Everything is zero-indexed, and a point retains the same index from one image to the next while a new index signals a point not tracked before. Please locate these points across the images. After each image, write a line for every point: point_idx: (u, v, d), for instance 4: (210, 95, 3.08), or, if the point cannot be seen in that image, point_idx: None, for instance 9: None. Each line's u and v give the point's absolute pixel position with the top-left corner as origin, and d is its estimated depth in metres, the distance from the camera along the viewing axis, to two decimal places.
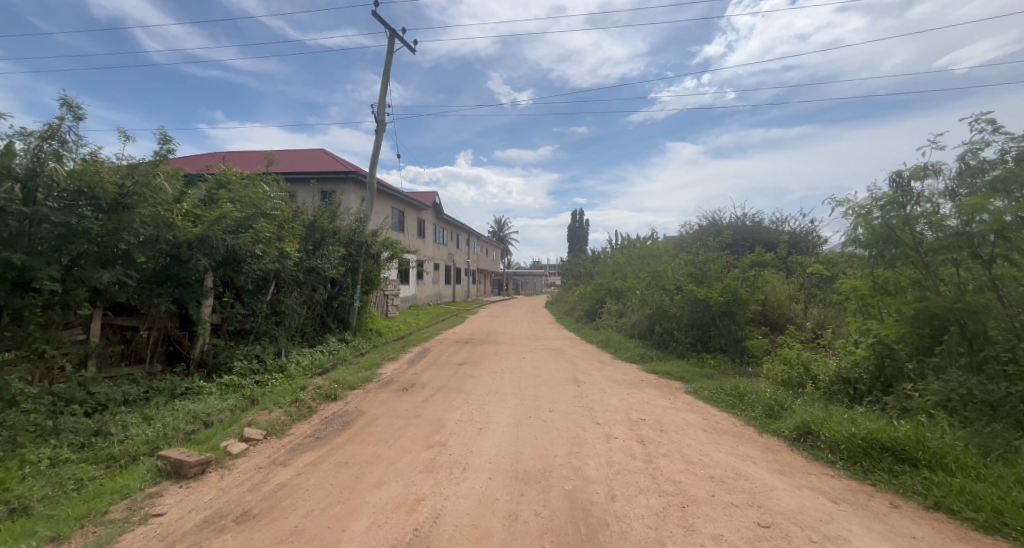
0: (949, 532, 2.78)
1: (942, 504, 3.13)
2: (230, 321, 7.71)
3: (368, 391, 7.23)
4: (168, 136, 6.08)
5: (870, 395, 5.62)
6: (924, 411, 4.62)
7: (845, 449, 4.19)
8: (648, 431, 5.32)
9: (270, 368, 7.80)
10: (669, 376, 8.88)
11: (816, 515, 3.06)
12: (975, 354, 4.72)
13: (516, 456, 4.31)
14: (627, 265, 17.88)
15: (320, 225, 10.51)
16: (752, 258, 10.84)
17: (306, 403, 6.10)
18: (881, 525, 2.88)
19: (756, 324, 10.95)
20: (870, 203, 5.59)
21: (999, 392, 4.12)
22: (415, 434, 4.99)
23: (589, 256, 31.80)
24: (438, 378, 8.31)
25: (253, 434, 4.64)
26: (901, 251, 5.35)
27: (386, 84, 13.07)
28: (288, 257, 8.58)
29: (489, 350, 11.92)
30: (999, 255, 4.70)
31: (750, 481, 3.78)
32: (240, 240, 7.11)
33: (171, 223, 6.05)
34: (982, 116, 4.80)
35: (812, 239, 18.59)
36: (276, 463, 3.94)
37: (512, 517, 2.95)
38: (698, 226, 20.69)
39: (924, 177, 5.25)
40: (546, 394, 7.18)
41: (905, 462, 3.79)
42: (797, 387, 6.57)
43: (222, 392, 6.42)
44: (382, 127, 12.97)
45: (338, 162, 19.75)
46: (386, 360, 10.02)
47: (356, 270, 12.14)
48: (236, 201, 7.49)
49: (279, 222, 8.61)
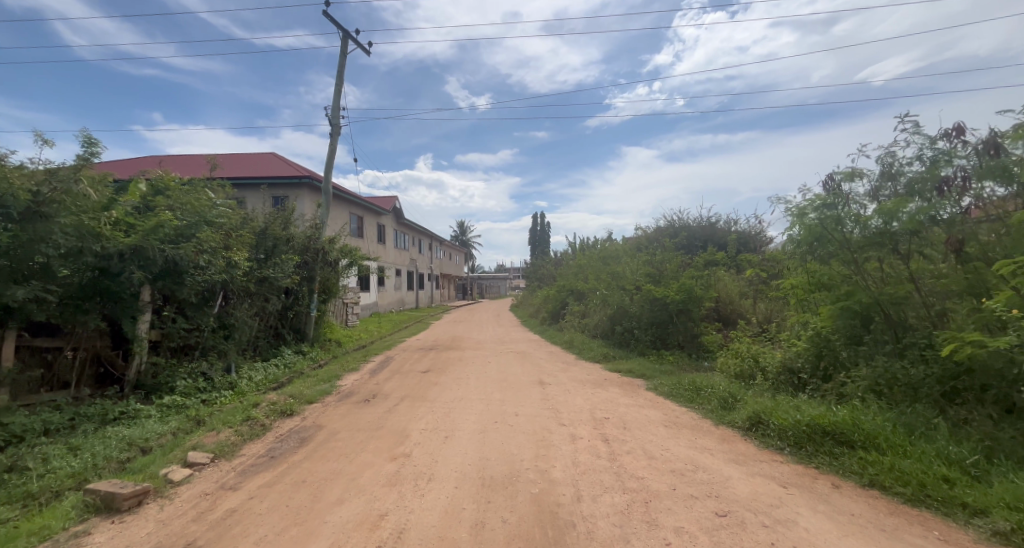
0: (883, 507, 3.00)
1: (876, 481, 3.39)
2: (171, 337, 7.14)
3: (328, 404, 6.96)
4: (93, 139, 5.60)
5: (812, 383, 6.00)
6: (856, 395, 5.00)
7: (792, 435, 4.45)
8: (612, 429, 5.44)
9: (218, 386, 7.31)
10: (631, 373, 9.13)
11: (768, 500, 3.22)
12: (899, 341, 5.17)
13: (482, 463, 4.26)
14: (588, 265, 18.25)
15: (272, 233, 10.08)
16: (704, 257, 11.43)
17: (258, 421, 5.77)
18: (825, 505, 3.07)
19: (710, 319, 11.46)
20: (807, 204, 5.97)
21: (919, 375, 4.52)
22: (378, 447, 4.83)
23: (551, 258, 32.14)
24: (401, 387, 8.10)
25: (198, 458, 4.32)
26: (834, 249, 5.72)
27: (340, 86, 12.74)
28: (236, 267, 8.06)
29: (453, 356, 11.79)
30: (914, 250, 5.17)
31: (708, 472, 3.92)
32: (181, 250, 6.56)
33: (98, 233, 5.56)
34: (905, 118, 5.25)
35: (759, 238, 19.73)
36: (224, 487, 3.69)
37: (479, 526, 2.91)
38: (654, 227, 21.43)
39: (853, 180, 5.70)
40: (512, 398, 7.18)
41: (844, 444, 4.08)
42: (748, 379, 6.91)
43: (163, 414, 5.95)
44: (337, 129, 12.62)
45: (290, 166, 19.01)
46: (346, 371, 9.65)
47: (312, 279, 11.67)
48: (176, 209, 6.96)
49: (226, 230, 8.11)
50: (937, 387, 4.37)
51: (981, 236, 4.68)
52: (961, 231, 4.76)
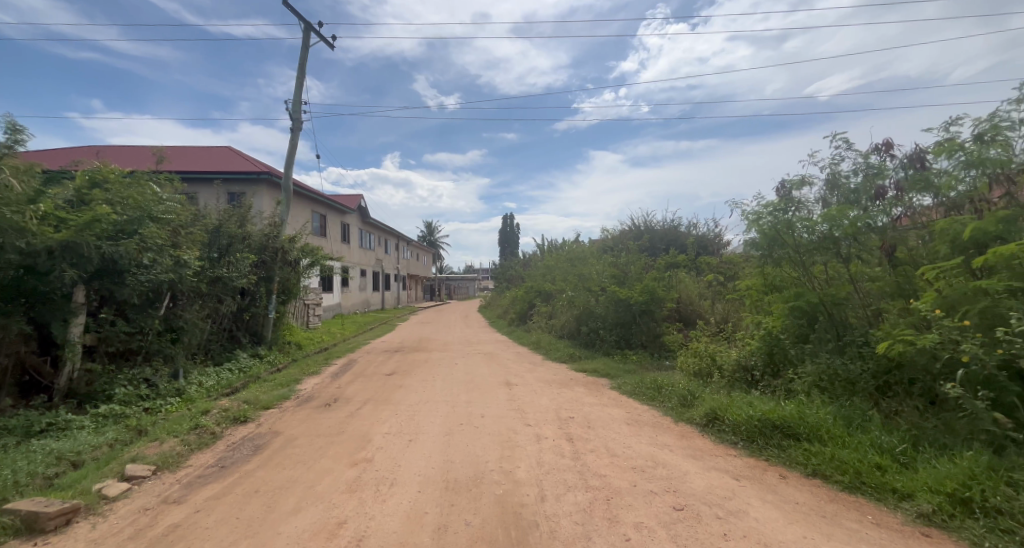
0: (825, 495, 3.20)
1: (818, 470, 3.61)
2: (110, 341, 6.65)
3: (286, 409, 6.68)
4: (17, 126, 5.14)
5: (763, 379, 6.32)
6: (802, 390, 5.30)
7: (745, 430, 4.66)
8: (576, 428, 5.51)
9: (164, 393, 6.86)
10: (596, 373, 9.30)
11: (722, 492, 3.36)
12: (840, 339, 5.53)
13: (447, 466, 4.22)
14: (555, 266, 18.46)
15: (226, 230, 9.58)
16: (666, 259, 11.81)
17: (208, 429, 5.46)
18: (774, 495, 3.23)
19: (672, 320, 11.85)
20: (761, 208, 6.27)
21: (857, 370, 4.85)
22: (338, 453, 4.68)
23: (519, 259, 32.30)
24: (365, 390, 7.88)
25: (138, 470, 4.04)
26: (786, 252, 6.04)
27: (301, 79, 12.29)
28: (186, 266, 7.59)
29: (419, 358, 11.60)
30: (854, 255, 5.54)
31: (667, 468, 4.05)
32: (121, 247, 6.11)
33: (22, 228, 5.11)
34: (838, 135, 5.73)
35: (717, 241, 20.60)
36: (168, 501, 3.46)
37: (442, 530, 2.87)
38: (619, 229, 21.96)
39: (803, 187, 6.05)
40: (478, 399, 7.14)
41: (790, 437, 4.32)
42: (706, 377, 7.19)
43: (99, 424, 5.52)
44: (298, 124, 12.16)
45: (248, 161, 18.17)
46: (306, 374, 9.29)
47: (269, 279, 11.19)
48: (115, 203, 6.46)
49: (174, 227, 7.63)
50: (872, 381, 4.70)
51: (910, 242, 5.09)
52: (893, 237, 5.15)
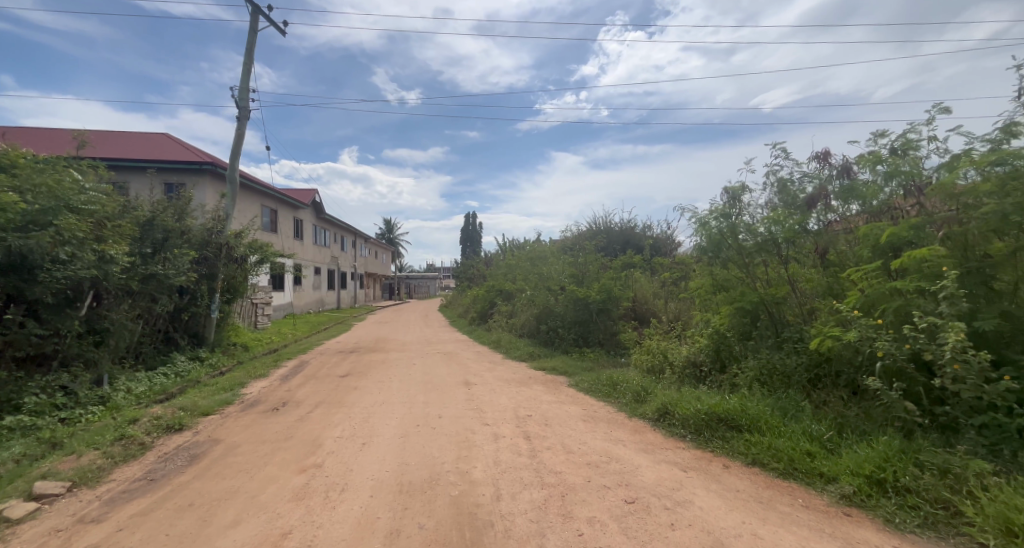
0: (762, 482, 3.40)
1: (757, 459, 3.84)
2: (20, 345, 5.98)
3: (228, 415, 6.27)
4: None
5: (711, 374, 6.64)
6: (744, 384, 5.62)
7: (693, 423, 4.87)
8: (534, 426, 5.55)
9: (85, 401, 6.24)
10: (555, 371, 9.43)
11: (670, 484, 3.49)
12: (778, 335, 5.90)
13: (401, 469, 4.11)
14: (516, 266, 18.58)
15: (161, 223, 8.86)
16: (622, 260, 12.17)
17: (136, 439, 5.02)
18: (718, 485, 3.40)
19: (628, 318, 12.24)
20: (708, 214, 6.58)
21: (793, 364, 5.20)
22: (285, 459, 4.45)
23: (480, 259, 32.20)
24: (316, 393, 7.55)
25: (50, 488, 3.64)
26: (730, 254, 6.38)
27: (249, 65, 11.60)
28: (112, 262, 6.96)
29: (376, 358, 11.27)
30: (792, 257, 5.92)
31: (620, 462, 4.15)
32: (33, 240, 5.53)
33: None
34: (776, 144, 6.10)
35: (670, 242, 21.50)
36: (85, 521, 3.14)
37: (394, 534, 2.79)
38: (578, 229, 22.38)
39: (745, 194, 6.41)
40: (436, 400, 7.03)
41: (733, 428, 4.57)
42: (658, 373, 7.47)
43: (4, 438, 4.93)
44: (245, 112, 11.46)
45: (188, 150, 16.93)
46: (252, 377, 8.78)
47: (212, 277, 10.47)
48: (25, 191, 5.81)
49: (98, 219, 6.98)
50: (805, 374, 5.06)
51: (839, 245, 5.51)
52: (826, 240, 5.57)
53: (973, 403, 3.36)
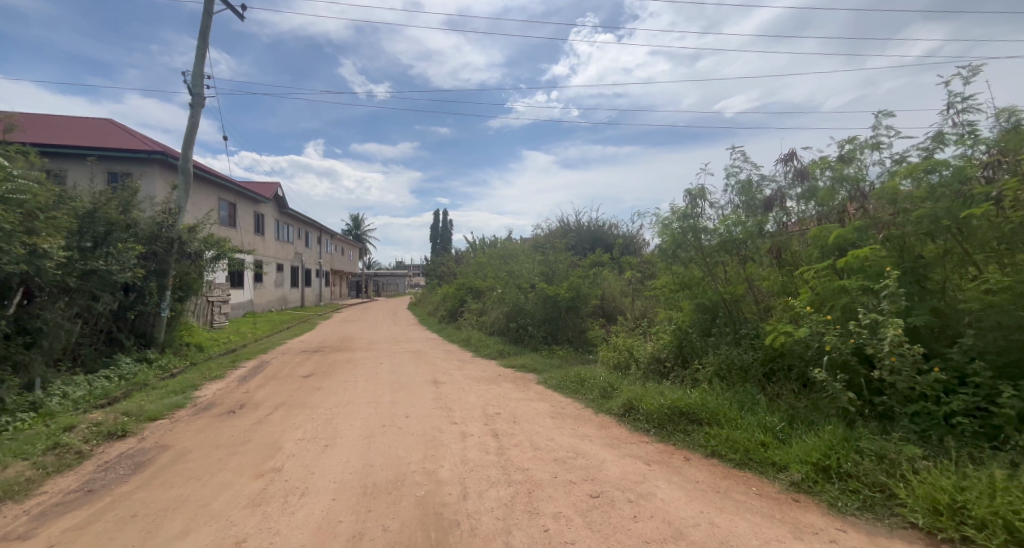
0: (720, 472, 3.54)
1: (715, 451, 3.99)
2: None
3: (178, 419, 5.92)
4: None
5: (674, 370, 6.83)
6: (705, 379, 5.82)
7: (656, 418, 5.00)
8: (502, 424, 5.54)
9: (13, 408, 5.73)
10: (524, 368, 9.47)
11: (634, 477, 3.57)
12: (737, 331, 6.14)
13: (365, 470, 4.00)
14: (486, 264, 18.52)
15: (102, 215, 8.24)
16: (591, 258, 12.35)
17: (72, 447, 4.66)
18: (678, 477, 3.50)
19: (596, 316, 12.43)
20: (670, 215, 6.76)
21: (749, 359, 5.43)
22: (241, 464, 4.24)
23: (450, 256, 31.89)
24: (277, 394, 7.25)
25: None
26: (692, 254, 6.57)
27: (203, 49, 10.97)
28: (45, 256, 6.41)
29: (340, 358, 10.95)
30: (750, 256, 6.16)
31: (586, 457, 4.21)
32: None
33: None
34: (735, 148, 6.29)
35: (637, 242, 22.01)
36: (9, 538, 2.88)
37: (356, 538, 2.71)
38: (547, 228, 22.56)
39: (705, 196, 6.62)
40: (403, 399, 6.91)
41: (694, 422, 4.72)
42: (624, 369, 7.63)
43: None
44: (199, 99, 10.83)
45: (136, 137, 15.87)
46: (206, 379, 8.34)
47: (162, 273, 9.83)
48: None
49: (29, 209, 6.35)
50: (761, 369, 5.30)
51: (792, 245, 5.79)
52: (781, 240, 5.82)
53: (906, 393, 3.61)
